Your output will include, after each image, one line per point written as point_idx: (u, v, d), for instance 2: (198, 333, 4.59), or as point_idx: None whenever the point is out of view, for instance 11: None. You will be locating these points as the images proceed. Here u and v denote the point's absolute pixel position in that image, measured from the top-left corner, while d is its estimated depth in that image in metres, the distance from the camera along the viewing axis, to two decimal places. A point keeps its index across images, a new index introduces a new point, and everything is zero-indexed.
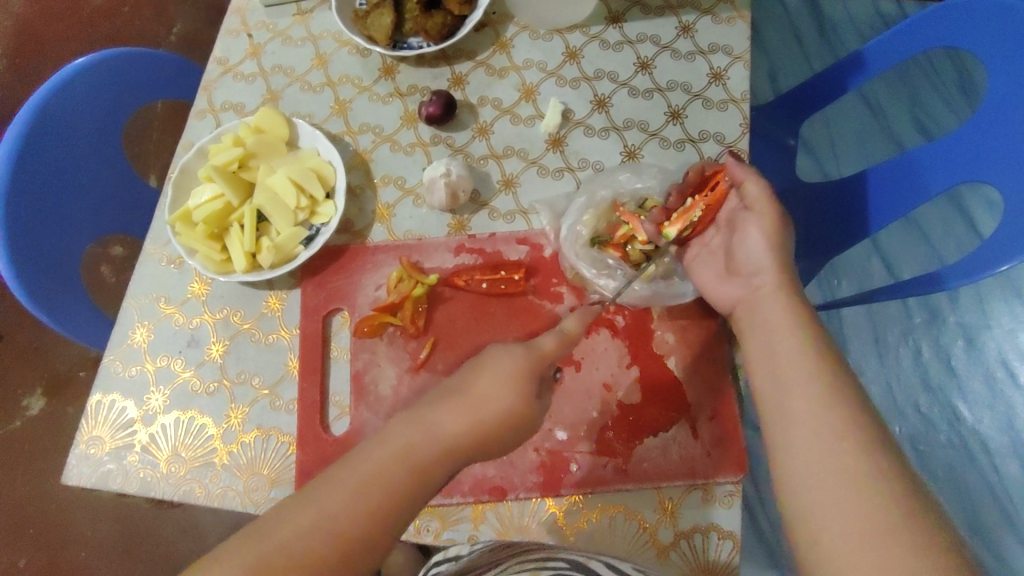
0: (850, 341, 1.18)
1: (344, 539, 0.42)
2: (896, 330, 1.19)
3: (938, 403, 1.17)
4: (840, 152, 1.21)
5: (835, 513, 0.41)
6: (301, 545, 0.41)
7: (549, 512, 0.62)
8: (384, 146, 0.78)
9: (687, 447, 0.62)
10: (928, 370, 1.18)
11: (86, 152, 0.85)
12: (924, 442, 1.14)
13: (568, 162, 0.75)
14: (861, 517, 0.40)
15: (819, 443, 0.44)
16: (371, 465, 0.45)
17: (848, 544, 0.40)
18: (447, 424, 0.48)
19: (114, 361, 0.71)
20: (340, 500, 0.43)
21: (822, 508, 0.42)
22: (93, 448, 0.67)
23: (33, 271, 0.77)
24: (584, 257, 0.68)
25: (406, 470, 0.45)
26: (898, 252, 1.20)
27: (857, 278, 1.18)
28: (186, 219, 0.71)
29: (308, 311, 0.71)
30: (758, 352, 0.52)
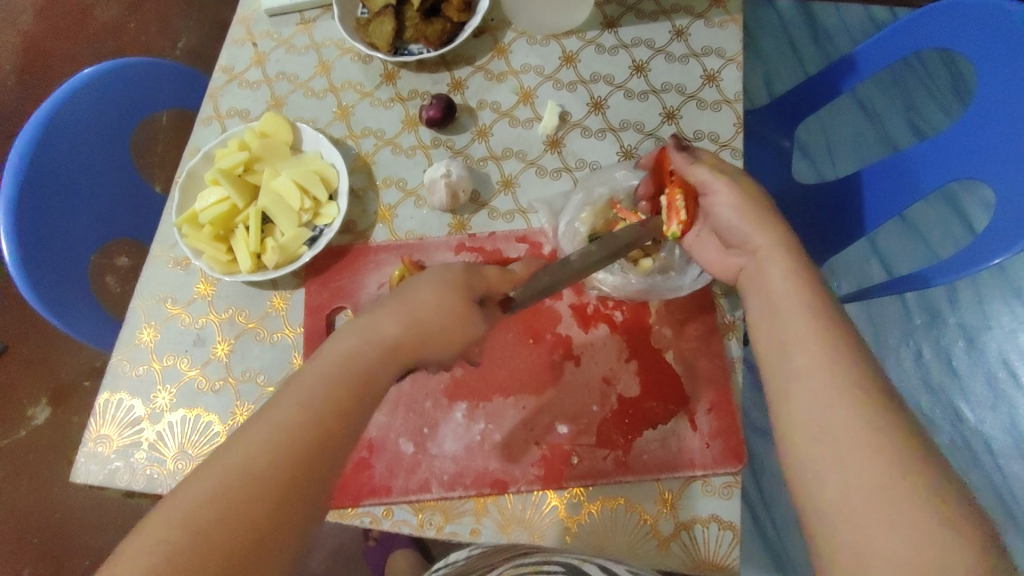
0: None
1: (296, 452, 0.43)
2: (896, 332, 1.20)
3: (939, 404, 1.17)
4: (836, 155, 1.23)
5: (841, 470, 0.42)
6: (250, 454, 0.42)
7: (550, 504, 0.63)
8: (385, 150, 0.79)
9: (686, 439, 0.63)
10: (929, 371, 1.19)
11: (96, 159, 0.87)
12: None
13: (566, 163, 0.77)
14: (869, 473, 0.41)
15: (825, 411, 0.45)
16: (313, 381, 0.46)
17: (855, 500, 0.41)
18: (382, 331, 0.50)
19: (121, 361, 0.72)
20: (284, 417, 0.44)
21: (831, 476, 0.43)
22: (100, 446, 0.68)
23: (45, 273, 0.79)
24: None
25: (343, 378, 0.46)
26: (896, 253, 1.21)
27: (856, 279, 1.20)
28: (193, 221, 0.73)
29: (312, 310, 0.72)
30: (763, 320, 0.52)
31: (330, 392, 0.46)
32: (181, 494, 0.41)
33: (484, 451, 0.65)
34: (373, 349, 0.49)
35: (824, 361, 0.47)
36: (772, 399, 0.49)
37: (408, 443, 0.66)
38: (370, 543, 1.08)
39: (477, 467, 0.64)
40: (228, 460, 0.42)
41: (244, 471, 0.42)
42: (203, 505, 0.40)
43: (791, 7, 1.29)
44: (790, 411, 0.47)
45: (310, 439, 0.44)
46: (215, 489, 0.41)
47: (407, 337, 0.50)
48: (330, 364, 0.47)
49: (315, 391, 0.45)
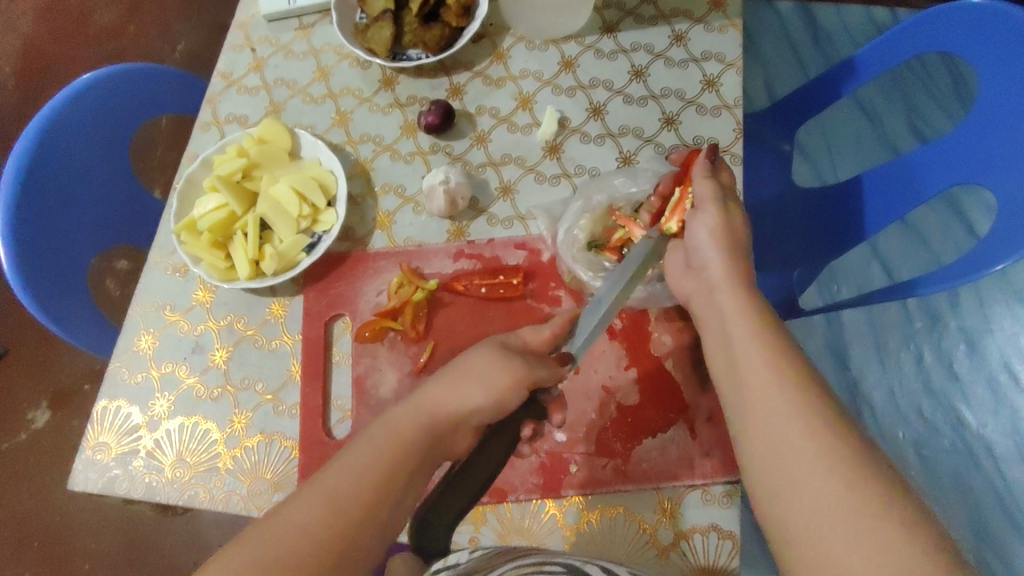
0: (851, 346, 1.19)
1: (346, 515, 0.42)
2: (896, 336, 1.20)
3: (940, 408, 1.17)
4: (836, 158, 1.23)
5: (801, 490, 0.41)
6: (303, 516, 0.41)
7: (550, 513, 0.63)
8: (384, 156, 0.79)
9: (684, 447, 0.63)
10: (930, 375, 1.18)
11: (94, 165, 0.87)
12: (929, 447, 1.14)
13: (565, 169, 0.77)
14: (829, 493, 0.39)
15: (777, 420, 0.44)
16: (362, 457, 0.46)
17: (818, 521, 0.39)
18: (426, 412, 0.51)
19: (119, 368, 0.72)
20: (336, 488, 0.43)
21: (794, 489, 0.41)
22: (99, 454, 0.68)
23: (44, 281, 0.79)
24: (581, 260, 0.69)
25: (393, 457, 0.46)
26: (897, 256, 1.21)
27: (857, 283, 1.20)
28: (191, 228, 0.73)
29: (311, 317, 0.72)
30: (721, 343, 0.52)
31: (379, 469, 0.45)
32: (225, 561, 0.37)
33: None
34: (420, 432, 0.49)
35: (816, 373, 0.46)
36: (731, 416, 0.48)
37: None
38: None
39: None
40: (276, 526, 0.40)
41: (292, 539, 0.39)
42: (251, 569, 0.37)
43: (791, 9, 1.29)
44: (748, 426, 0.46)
45: (355, 513, 0.42)
46: (262, 554, 0.38)
47: (447, 419, 0.52)
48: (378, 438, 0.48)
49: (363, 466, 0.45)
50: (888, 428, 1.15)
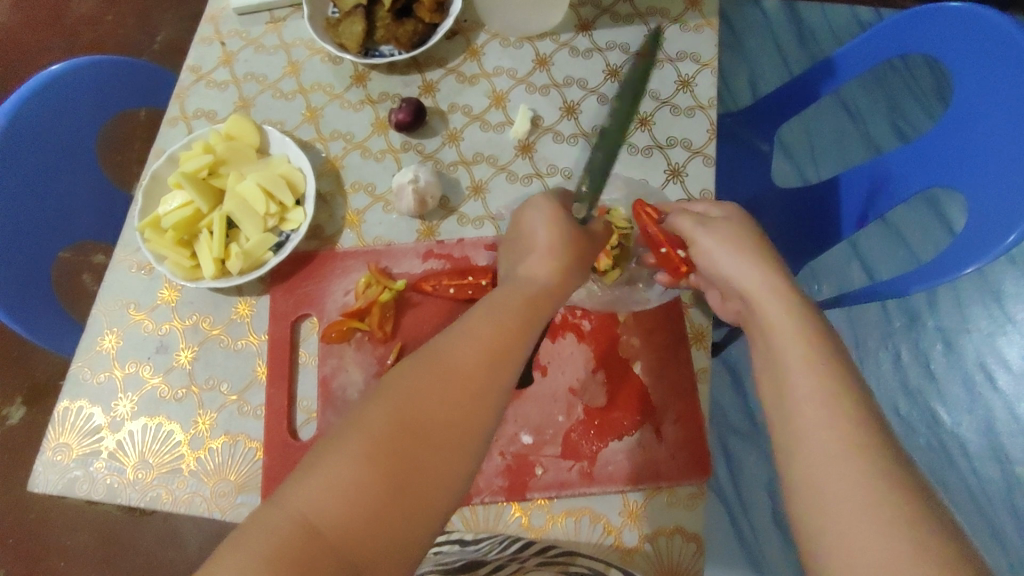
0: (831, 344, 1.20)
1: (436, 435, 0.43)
2: (875, 335, 1.21)
3: (917, 407, 1.18)
4: (818, 157, 1.23)
5: (835, 475, 0.40)
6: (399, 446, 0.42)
7: (515, 516, 0.62)
8: (355, 153, 0.78)
9: (651, 450, 0.63)
10: (907, 374, 1.19)
11: (62, 159, 0.85)
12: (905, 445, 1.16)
13: (537, 168, 0.76)
14: (860, 486, 0.39)
15: (822, 409, 0.43)
16: (390, 438, 0.42)
17: (846, 505, 0.39)
18: (462, 380, 0.45)
19: (81, 368, 0.71)
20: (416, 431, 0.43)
21: (830, 470, 0.40)
22: (59, 455, 0.67)
23: (7, 278, 0.76)
24: None
25: (429, 444, 0.43)
26: (876, 255, 1.22)
27: (837, 281, 1.21)
28: (155, 225, 0.71)
29: (276, 316, 0.70)
30: None
31: (408, 457, 0.42)
32: (233, 551, 0.37)
33: None
34: (463, 405, 0.45)
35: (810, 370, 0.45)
36: (769, 395, 0.47)
37: None
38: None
39: None
40: (281, 506, 0.39)
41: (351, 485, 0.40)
42: (265, 549, 0.37)
43: (776, 8, 1.29)
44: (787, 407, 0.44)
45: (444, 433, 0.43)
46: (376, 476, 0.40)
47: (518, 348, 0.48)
48: (407, 403, 0.44)
49: (393, 451, 0.41)
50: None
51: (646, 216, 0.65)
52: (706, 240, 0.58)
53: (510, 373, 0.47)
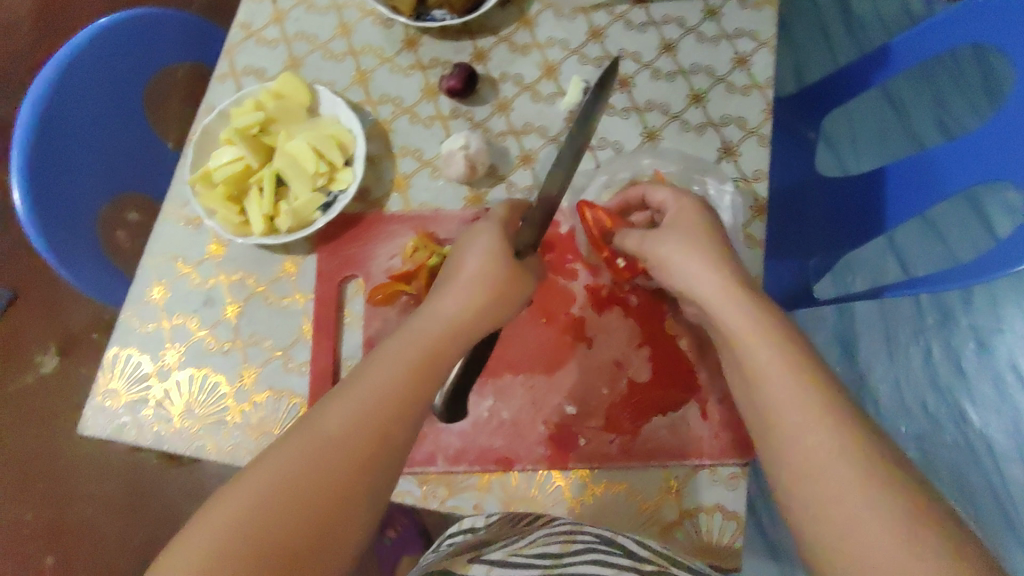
0: (860, 337, 1.19)
1: (320, 500, 0.40)
2: (907, 330, 1.19)
3: (945, 404, 1.17)
4: (860, 149, 1.21)
5: (826, 474, 0.40)
6: (273, 513, 0.38)
7: (556, 485, 0.63)
8: (403, 118, 0.77)
9: (695, 428, 0.63)
10: (937, 371, 1.18)
11: (112, 110, 0.85)
12: (929, 441, 1.16)
13: (587, 141, 0.75)
14: (853, 477, 0.39)
15: (810, 411, 0.42)
16: (292, 453, 0.41)
17: (846, 500, 0.39)
18: (348, 424, 0.43)
19: (130, 317, 0.72)
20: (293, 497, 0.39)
21: (819, 466, 0.40)
22: (109, 400, 0.69)
23: (58, 227, 0.78)
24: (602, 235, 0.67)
25: (326, 474, 0.40)
26: (912, 251, 1.21)
27: (870, 274, 1.19)
28: (205, 180, 0.72)
29: (322, 276, 0.71)
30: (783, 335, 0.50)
31: (284, 528, 0.38)
32: None
33: (491, 428, 0.64)
34: (349, 464, 0.41)
35: (789, 380, 0.44)
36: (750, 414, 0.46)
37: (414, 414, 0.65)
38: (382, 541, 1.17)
39: (482, 444, 0.64)
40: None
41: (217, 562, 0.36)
42: None
43: None
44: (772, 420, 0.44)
45: (329, 497, 0.40)
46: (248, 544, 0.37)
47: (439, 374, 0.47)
48: (286, 469, 0.40)
49: (264, 520, 0.38)
50: (892, 420, 1.15)
51: (599, 231, 0.66)
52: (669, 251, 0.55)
53: (420, 401, 0.45)
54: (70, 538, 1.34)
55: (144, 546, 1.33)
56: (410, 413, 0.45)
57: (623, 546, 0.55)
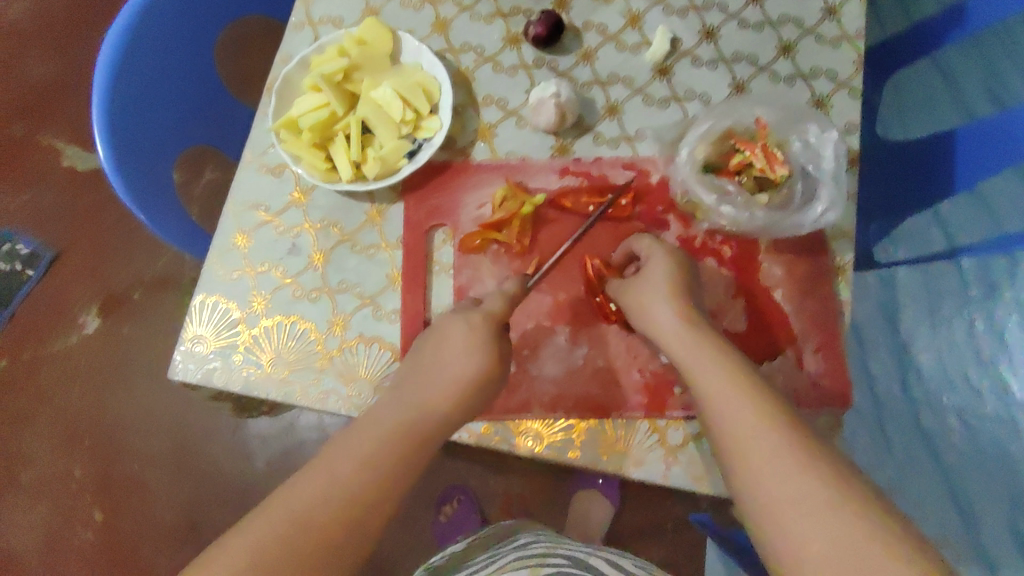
0: (904, 306, 1.02)
1: (353, 495, 0.46)
2: None
3: None
4: (912, 121, 1.05)
5: (778, 483, 0.45)
6: (311, 503, 0.45)
7: (652, 432, 0.63)
8: (486, 67, 0.75)
9: (792, 377, 0.64)
10: None
11: (186, 60, 0.84)
12: (975, 417, 0.94)
13: (674, 92, 0.74)
14: (802, 487, 0.44)
15: (763, 425, 0.47)
16: (320, 468, 0.47)
17: (798, 511, 0.43)
18: (382, 431, 0.50)
19: (216, 264, 0.72)
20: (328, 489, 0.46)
21: (770, 477, 0.45)
22: (198, 346, 0.69)
23: (138, 177, 0.78)
24: (700, 182, 0.64)
25: (357, 480, 0.47)
26: None
27: (925, 248, 1.00)
28: (291, 126, 0.71)
29: (411, 225, 0.71)
30: None
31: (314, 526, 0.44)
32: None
33: (587, 375, 0.65)
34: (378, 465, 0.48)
35: (744, 396, 0.49)
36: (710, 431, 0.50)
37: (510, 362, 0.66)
38: (439, 520, 1.31)
39: (579, 391, 0.65)
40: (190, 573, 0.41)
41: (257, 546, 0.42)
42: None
43: None
44: (728, 437, 0.48)
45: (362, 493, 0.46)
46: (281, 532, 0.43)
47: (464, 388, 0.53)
48: (322, 471, 0.47)
49: (299, 519, 0.44)
50: (933, 393, 0.95)
51: (596, 280, 0.67)
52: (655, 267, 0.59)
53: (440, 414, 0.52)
54: (120, 492, 1.35)
55: (190, 502, 1.34)
56: (433, 438, 0.51)
57: (592, 568, 0.59)
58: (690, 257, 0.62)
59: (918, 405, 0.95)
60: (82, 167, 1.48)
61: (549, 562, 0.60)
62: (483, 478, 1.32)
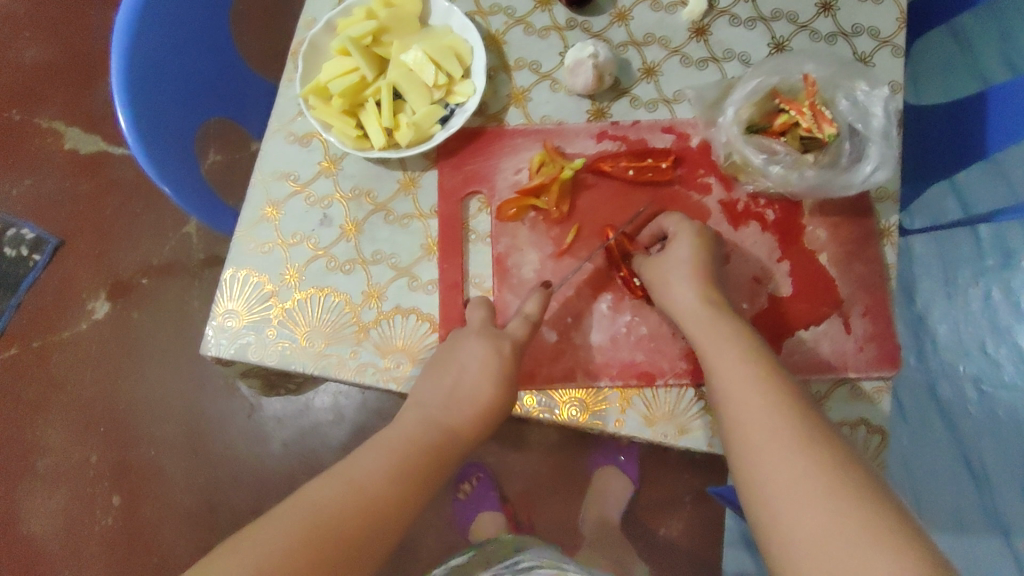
0: (919, 279, 1.16)
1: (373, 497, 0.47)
2: (967, 271, 1.15)
3: (1007, 346, 1.12)
4: (926, 86, 1.14)
5: (773, 463, 0.45)
6: (329, 504, 0.46)
7: (697, 400, 0.63)
8: (517, 29, 0.73)
9: (839, 342, 0.63)
10: (997, 314, 1.13)
11: (202, 28, 0.80)
12: (989, 382, 1.11)
13: (712, 52, 0.72)
14: (795, 465, 0.44)
15: (768, 412, 0.47)
16: (340, 475, 0.48)
17: (790, 490, 0.43)
18: (398, 440, 0.52)
19: (245, 237, 0.70)
20: (351, 488, 0.47)
21: (763, 457, 0.45)
22: (229, 321, 0.67)
23: (160, 149, 0.75)
24: (750, 142, 0.62)
25: (378, 483, 0.48)
26: (975, 192, 1.15)
27: (930, 216, 1.15)
28: (319, 92, 0.68)
29: (446, 193, 0.69)
30: None
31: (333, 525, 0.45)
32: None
33: (631, 343, 0.64)
34: (397, 473, 0.49)
35: (749, 378, 0.49)
36: (720, 418, 0.51)
37: (552, 330, 0.65)
38: (457, 498, 1.26)
39: (624, 358, 0.64)
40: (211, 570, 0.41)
41: (276, 542, 0.43)
42: None
43: None
44: (733, 424, 0.49)
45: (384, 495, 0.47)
46: (304, 528, 0.44)
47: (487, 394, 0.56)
48: (343, 475, 0.48)
49: (319, 518, 0.45)
50: (948, 361, 1.13)
51: (617, 252, 0.66)
52: (673, 247, 0.60)
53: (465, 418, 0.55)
54: (136, 477, 1.34)
55: (208, 487, 1.33)
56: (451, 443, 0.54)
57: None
58: (717, 235, 0.63)
59: (933, 375, 1.13)
60: (84, 149, 1.45)
61: None
62: (499, 456, 1.29)
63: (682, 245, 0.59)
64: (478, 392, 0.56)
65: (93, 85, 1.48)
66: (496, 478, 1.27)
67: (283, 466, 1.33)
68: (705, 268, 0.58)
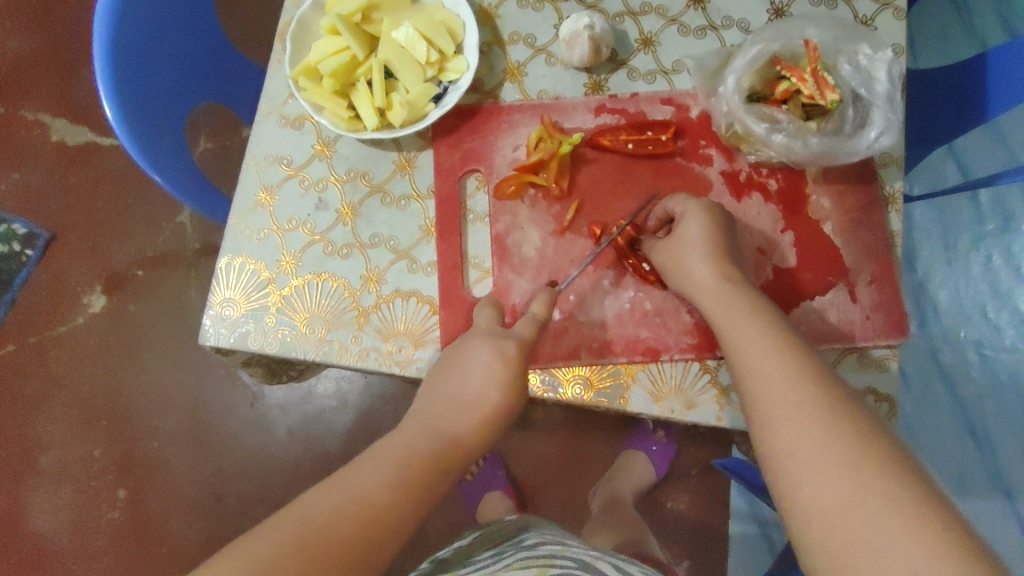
0: (919, 247, 1.16)
1: (374, 499, 0.46)
2: (966, 237, 1.15)
3: (1009, 308, 1.10)
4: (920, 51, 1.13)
5: (794, 435, 0.44)
6: (324, 511, 0.44)
7: (704, 374, 0.62)
8: (511, 1, 0.71)
9: (846, 311, 0.62)
10: (999, 278, 1.12)
11: (185, 11, 0.78)
12: (991, 347, 1.11)
13: (711, 20, 0.70)
14: (817, 437, 0.43)
15: (789, 386, 0.46)
16: (372, 460, 0.50)
17: (812, 462, 0.43)
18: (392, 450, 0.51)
19: (240, 224, 0.68)
20: (348, 493, 0.46)
21: (783, 430, 0.45)
22: (227, 310, 0.65)
23: (148, 137, 0.73)
24: (752, 111, 0.60)
25: (378, 493, 0.47)
26: (974, 157, 1.14)
27: (929, 183, 1.15)
28: (310, 73, 0.67)
29: (443, 173, 0.68)
30: None
31: (329, 533, 0.43)
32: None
33: (635, 319, 0.64)
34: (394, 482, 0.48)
35: (768, 352, 0.49)
36: (739, 391, 0.50)
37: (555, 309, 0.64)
38: (464, 478, 1.25)
39: (629, 335, 0.63)
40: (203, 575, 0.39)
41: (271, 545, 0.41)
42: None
43: None
44: (753, 398, 0.48)
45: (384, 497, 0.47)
46: (298, 534, 0.42)
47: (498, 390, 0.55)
48: (339, 483, 0.47)
49: (317, 528, 0.43)
50: (950, 327, 1.13)
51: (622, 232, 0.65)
52: (685, 223, 0.59)
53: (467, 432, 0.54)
54: (141, 470, 1.34)
55: (213, 477, 1.33)
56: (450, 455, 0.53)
57: (599, 571, 0.60)
58: (726, 209, 0.62)
59: (935, 340, 1.12)
60: (71, 142, 1.43)
61: (554, 562, 0.60)
62: (504, 435, 1.29)
63: (693, 222, 0.58)
64: (483, 372, 0.56)
65: (76, 74, 1.45)
66: (502, 457, 1.27)
67: (288, 453, 1.33)
68: (719, 244, 0.57)
